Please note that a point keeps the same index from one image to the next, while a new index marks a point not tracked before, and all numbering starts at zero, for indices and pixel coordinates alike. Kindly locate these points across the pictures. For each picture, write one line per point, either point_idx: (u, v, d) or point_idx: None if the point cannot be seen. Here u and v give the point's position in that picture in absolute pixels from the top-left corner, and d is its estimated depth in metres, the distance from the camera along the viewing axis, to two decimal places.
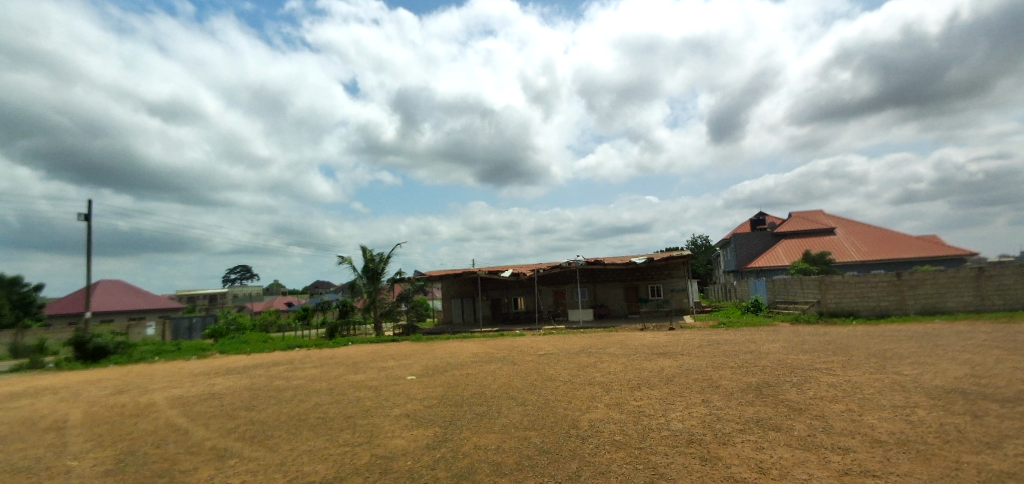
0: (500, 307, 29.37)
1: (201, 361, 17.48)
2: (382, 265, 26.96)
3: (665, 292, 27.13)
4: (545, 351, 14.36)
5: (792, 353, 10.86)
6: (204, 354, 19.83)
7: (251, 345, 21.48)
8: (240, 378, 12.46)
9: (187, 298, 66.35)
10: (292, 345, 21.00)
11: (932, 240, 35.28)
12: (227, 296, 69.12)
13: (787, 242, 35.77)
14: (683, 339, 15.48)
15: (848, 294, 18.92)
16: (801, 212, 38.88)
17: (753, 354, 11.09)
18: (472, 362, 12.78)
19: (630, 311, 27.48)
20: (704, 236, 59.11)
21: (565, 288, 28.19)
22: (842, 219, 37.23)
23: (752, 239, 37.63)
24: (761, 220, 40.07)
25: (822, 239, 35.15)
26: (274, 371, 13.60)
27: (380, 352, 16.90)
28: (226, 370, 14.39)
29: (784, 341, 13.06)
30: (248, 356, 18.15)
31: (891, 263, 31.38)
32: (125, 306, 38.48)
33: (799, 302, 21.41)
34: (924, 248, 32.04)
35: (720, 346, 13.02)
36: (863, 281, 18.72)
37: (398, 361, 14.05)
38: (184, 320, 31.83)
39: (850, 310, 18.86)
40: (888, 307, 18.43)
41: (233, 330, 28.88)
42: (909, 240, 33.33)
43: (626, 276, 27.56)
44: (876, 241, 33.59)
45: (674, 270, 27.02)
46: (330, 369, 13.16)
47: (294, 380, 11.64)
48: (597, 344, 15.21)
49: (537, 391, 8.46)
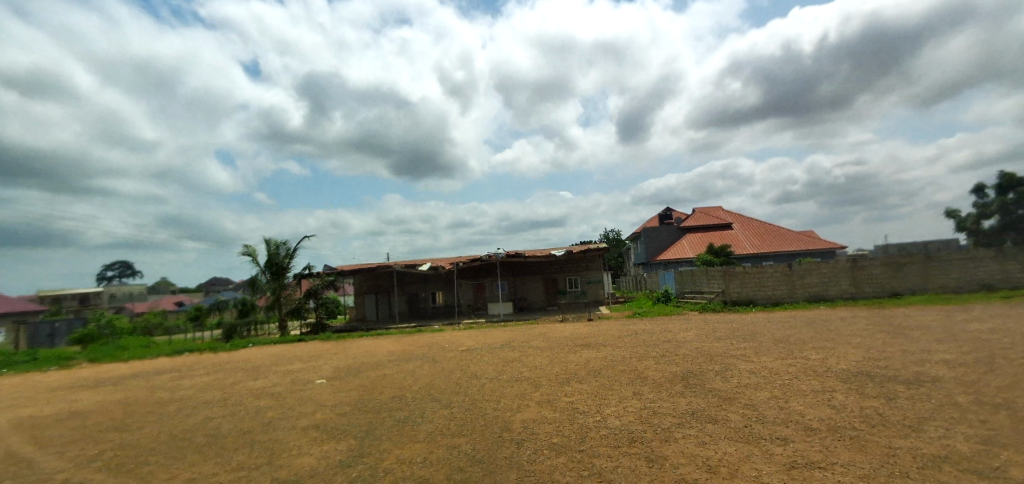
0: (418, 302, 28.39)
1: (64, 372, 15.01)
2: (288, 259, 24.93)
3: (582, 285, 27.68)
4: (467, 347, 13.87)
5: (707, 340, 11.27)
6: (68, 363, 17.08)
7: (130, 351, 18.89)
8: (113, 391, 10.72)
9: (51, 299, 57.86)
10: (180, 350, 18.74)
11: (811, 234, 39.23)
12: (102, 296, 61.23)
13: (692, 235, 38.06)
14: (602, 330, 15.72)
15: (748, 284, 20.28)
16: (703, 207, 41.57)
17: (671, 343, 11.38)
18: (389, 361, 11.99)
19: (549, 303, 27.75)
20: (616, 230, 61.65)
21: (484, 282, 27.83)
22: (737, 215, 40.28)
23: (661, 233, 39.63)
24: (668, 215, 42.37)
25: (721, 233, 37.78)
26: (156, 380, 11.91)
27: (286, 354, 15.51)
28: (95, 382, 12.39)
29: (696, 330, 13.62)
30: (125, 365, 15.87)
31: (780, 255, 34.40)
32: None
33: (705, 291, 22.68)
34: (806, 242, 35.47)
35: (639, 336, 13.29)
36: (761, 271, 20.13)
37: (307, 363, 12.90)
38: (44, 324, 27.51)
39: (750, 299, 20.24)
40: (781, 295, 19.98)
41: (108, 334, 25.41)
42: (793, 234, 36.76)
43: (544, 269, 27.73)
44: (767, 235, 36.68)
45: (590, 263, 27.62)
46: (225, 376, 11.73)
47: (180, 390, 10.18)
48: (519, 337, 14.99)
49: (462, 391, 7.96)
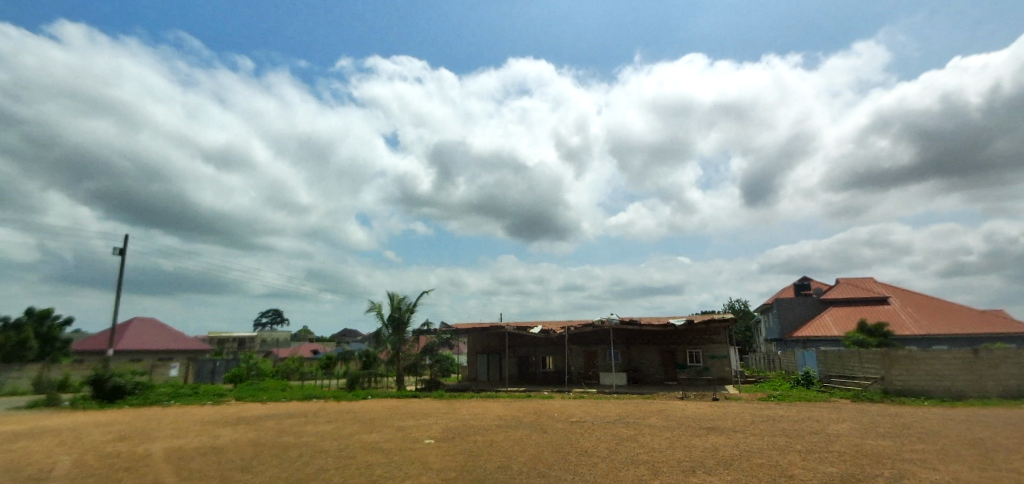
0: (528, 366, 27.97)
1: (215, 408, 16.80)
2: (408, 316, 26.21)
3: (705, 359, 25.34)
4: (578, 419, 13.09)
5: (867, 436, 9.39)
6: (220, 400, 19.15)
7: (268, 393, 20.75)
8: (248, 431, 11.64)
9: (217, 340, 66.88)
10: (310, 395, 20.16)
11: (998, 314, 32.42)
12: (256, 341, 69.46)
13: (836, 310, 33.51)
14: (730, 412, 13.97)
15: (916, 371, 17.00)
16: (850, 277, 36.70)
17: (820, 436, 9.64)
18: (496, 426, 11.65)
19: (667, 377, 25.68)
20: (744, 301, 56.68)
21: (596, 349, 26.73)
22: (894, 288, 34.85)
23: (797, 306, 35.48)
24: (805, 285, 38.01)
25: (874, 308, 32.79)
26: (286, 424, 12.74)
27: (399, 409, 15.89)
28: (238, 420, 13.61)
29: (851, 422, 11.48)
30: (263, 406, 17.36)
31: (955, 338, 28.72)
32: (156, 345, 38.82)
33: (858, 377, 19.45)
34: (991, 323, 29.32)
35: (776, 423, 11.54)
36: (933, 357, 16.81)
37: (417, 420, 13.02)
38: (208, 363, 31.59)
39: (920, 390, 16.88)
40: (964, 389, 16.37)
41: (254, 375, 28.35)
42: (972, 313, 30.66)
43: (662, 339, 25.96)
44: (935, 313, 31.06)
45: (714, 335, 25.33)
46: (344, 426, 12.21)
47: (304, 436, 10.72)
48: (633, 413, 13.84)
49: (572, 469, 7.35)
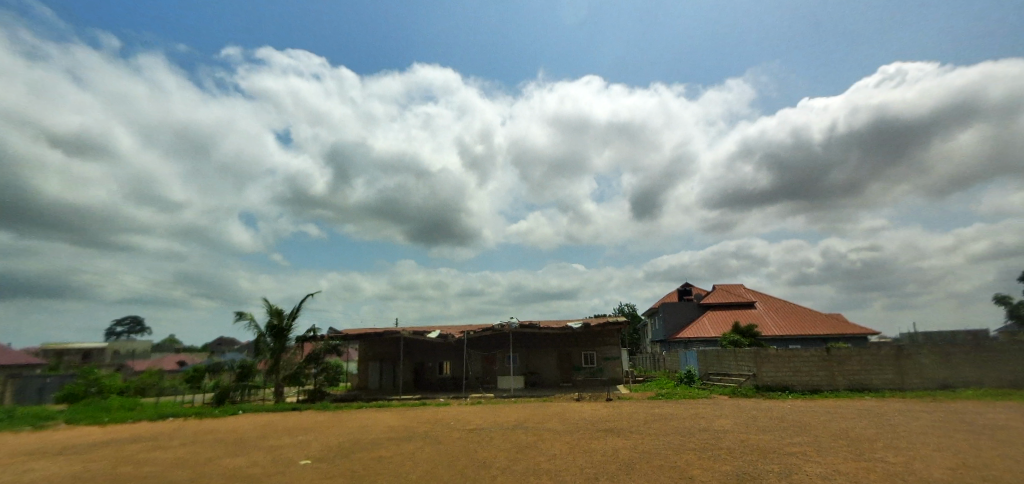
0: (424, 373, 26.84)
1: (34, 435, 13.75)
2: (291, 322, 23.90)
3: (598, 361, 26.07)
4: (475, 426, 12.45)
5: (750, 432, 9.83)
6: (42, 424, 15.81)
7: (111, 413, 17.57)
8: (73, 463, 9.48)
9: (55, 352, 56.85)
10: (165, 414, 17.41)
11: (839, 318, 37.23)
12: (106, 353, 60.17)
13: (713, 314, 36.48)
14: (624, 412, 14.20)
15: (782, 368, 18.69)
16: (724, 284, 40.16)
17: (709, 433, 9.91)
18: (387, 440, 10.66)
19: (563, 380, 25.98)
20: (631, 306, 60.20)
21: (495, 353, 26.35)
22: (760, 294, 38.73)
23: (680, 309, 38.10)
24: (687, 291, 40.98)
25: (744, 312, 36.16)
26: (126, 451, 10.61)
27: (275, 425, 14.15)
28: (61, 449, 11.13)
29: (733, 418, 12.11)
30: (101, 429, 14.58)
31: (808, 339, 32.49)
32: None
33: (733, 374, 21.04)
34: (835, 325, 33.63)
35: (667, 422, 11.84)
36: (796, 355, 18.59)
37: (294, 437, 11.57)
38: (34, 379, 26.44)
39: (785, 385, 18.56)
40: (819, 383, 18.28)
41: (96, 393, 24.15)
42: (820, 317, 34.91)
43: (559, 343, 26.25)
44: (792, 316, 34.94)
45: (608, 338, 26.15)
46: (203, 450, 10.43)
47: (146, 466, 8.90)
48: (532, 418, 13.54)
49: None
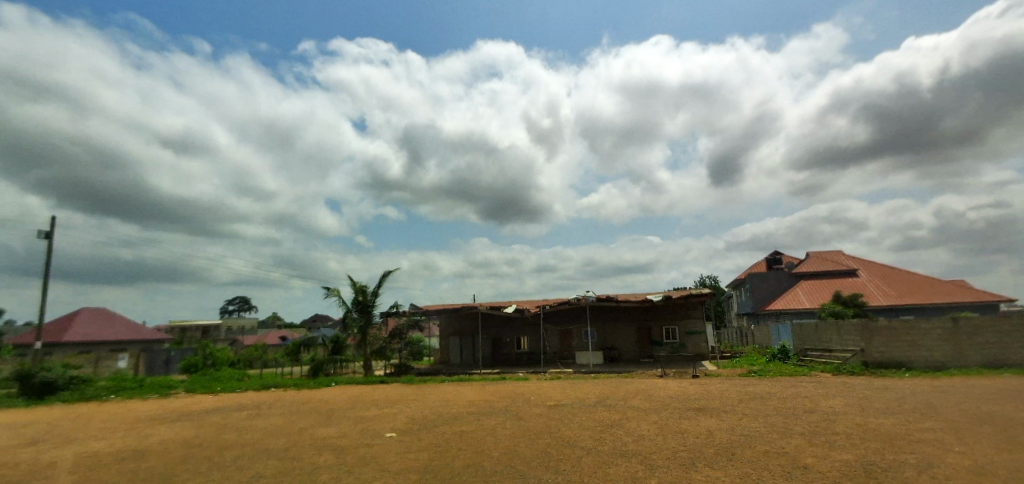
0: (502, 347, 27.08)
1: (159, 402, 15.28)
2: (375, 298, 24.87)
3: (681, 336, 24.92)
4: (555, 402, 12.19)
5: (868, 413, 8.73)
6: (166, 393, 17.57)
7: (222, 384, 19.22)
8: (187, 429, 10.32)
9: (179, 329, 63.97)
10: (267, 385, 18.77)
11: (961, 285, 33.00)
12: (220, 329, 66.80)
13: (808, 284, 33.69)
14: (715, 390, 13.33)
15: (897, 342, 16.77)
16: (820, 251, 36.89)
17: (817, 415, 8.93)
18: (468, 414, 10.66)
19: (644, 355, 25.14)
20: (713, 279, 57.43)
21: (572, 328, 25.99)
22: (863, 261, 35.18)
23: (770, 280, 35.55)
24: (778, 260, 38.13)
25: (845, 281, 33.03)
26: (231, 419, 11.41)
27: (363, 397, 14.74)
28: (178, 416, 12.22)
29: (842, 397, 10.90)
30: (213, 398, 15.94)
31: (923, 309, 29.14)
32: (110, 335, 36.53)
33: (836, 350, 19.25)
34: (957, 293, 29.87)
35: (766, 401, 10.89)
36: (913, 327, 16.59)
37: (380, 409, 11.92)
38: (161, 353, 29.69)
39: (900, 361, 16.68)
40: (943, 359, 16.21)
41: (211, 365, 26.68)
42: (937, 284, 31.14)
43: (639, 317, 25.37)
44: (903, 285, 31.45)
45: (691, 311, 24.89)
46: (297, 420, 10.97)
47: (246, 434, 9.45)
48: (615, 394, 13.06)
49: (552, 466, 6.34)
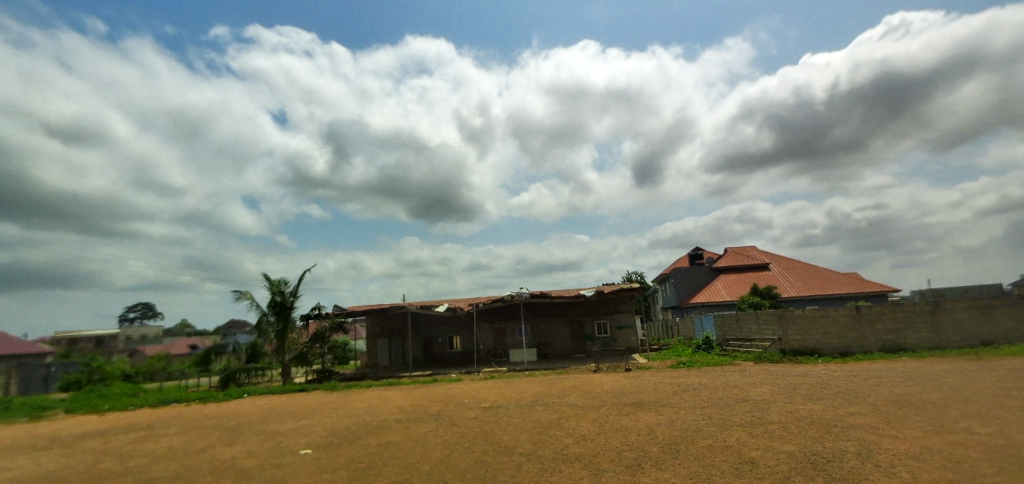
0: (433, 348, 26.16)
1: (27, 427, 13.03)
2: (293, 300, 23.09)
3: (612, 330, 25.25)
4: (490, 403, 11.62)
5: (797, 401, 8.90)
6: (40, 415, 15.13)
7: (111, 401, 16.86)
8: (56, 459, 8.68)
9: (67, 340, 56.97)
10: (167, 400, 16.73)
11: (857, 276, 36.14)
12: (118, 339, 60.29)
13: (727, 277, 35.50)
14: (648, 383, 13.35)
15: (809, 329, 17.79)
16: (736, 246, 39.04)
17: (750, 404, 8.99)
18: (397, 422, 9.82)
19: (577, 351, 25.22)
20: (638, 274, 59.64)
21: (506, 326, 25.58)
22: (773, 255, 37.66)
23: (693, 274, 37.11)
24: (698, 255, 39.94)
25: (758, 274, 35.15)
26: (115, 443, 9.82)
27: (280, 409, 13.39)
28: (47, 443, 10.36)
29: (770, 386, 11.18)
30: (98, 419, 13.85)
31: (827, 299, 31.53)
32: None
33: (755, 339, 20.17)
34: (854, 284, 32.60)
35: (699, 392, 10.96)
36: (824, 315, 17.65)
37: (298, 422, 10.79)
38: (39, 369, 25.95)
39: (813, 348, 17.67)
40: (849, 344, 17.36)
41: (98, 381, 23.59)
42: (837, 276, 33.86)
43: (571, 312, 25.42)
44: (809, 277, 33.92)
45: (621, 305, 25.29)
46: (197, 439, 9.62)
47: (130, 460, 8.06)
48: (550, 392, 12.72)
49: (489, 478, 5.71)
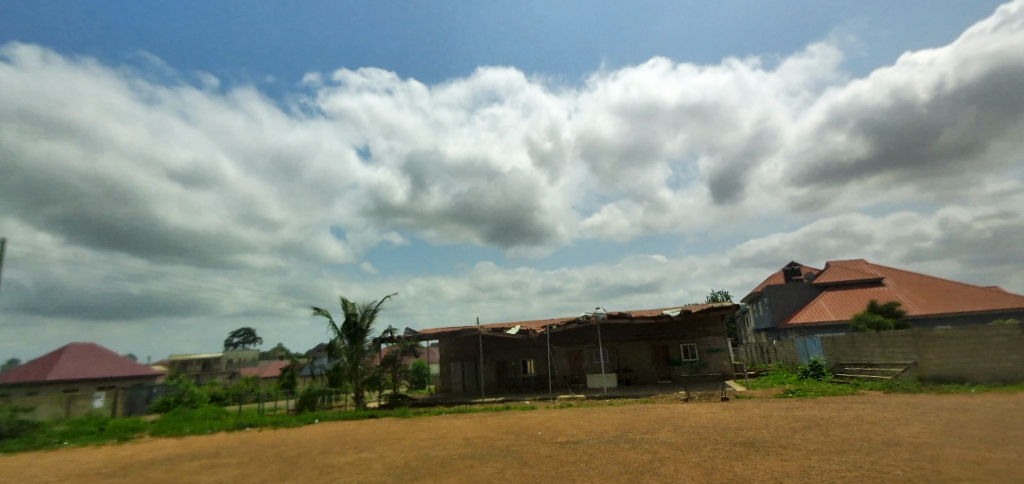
0: (506, 372, 24.97)
1: (112, 450, 13.30)
2: (367, 323, 23.01)
3: (700, 354, 22.80)
4: (567, 437, 10.16)
5: (976, 449, 6.68)
6: (128, 437, 15.59)
7: (193, 424, 17.15)
8: None
9: (180, 364, 61.79)
10: (243, 424, 16.72)
11: (996, 290, 30.76)
12: (222, 362, 64.78)
13: (832, 294, 31.54)
14: (755, 417, 11.29)
15: (954, 353, 14.74)
16: (840, 259, 34.78)
17: (907, 450, 6.92)
18: (462, 459, 8.66)
19: (661, 377, 23.00)
20: (724, 294, 55.53)
21: (582, 349, 23.90)
22: (886, 268, 33.11)
23: (790, 292, 33.38)
24: (795, 270, 36.03)
25: (870, 291, 30.92)
26: (176, 472, 9.42)
27: (345, 437, 12.68)
28: (117, 469, 10.21)
29: (922, 424, 8.85)
30: (175, 443, 13.92)
31: (960, 317, 26.90)
32: (101, 374, 34.54)
33: (881, 364, 17.18)
34: (995, 299, 27.58)
35: (827, 431, 8.86)
36: (973, 335, 14.51)
37: (357, 455, 9.94)
38: (142, 391, 27.67)
39: (962, 375, 14.56)
40: (1012, 371, 14.04)
41: (187, 403, 24.59)
42: (971, 291, 28.93)
43: (654, 334, 23.31)
44: (935, 292, 29.24)
45: (710, 326, 22.82)
46: (252, 473, 8.96)
47: None
48: (637, 426, 11.05)
49: None
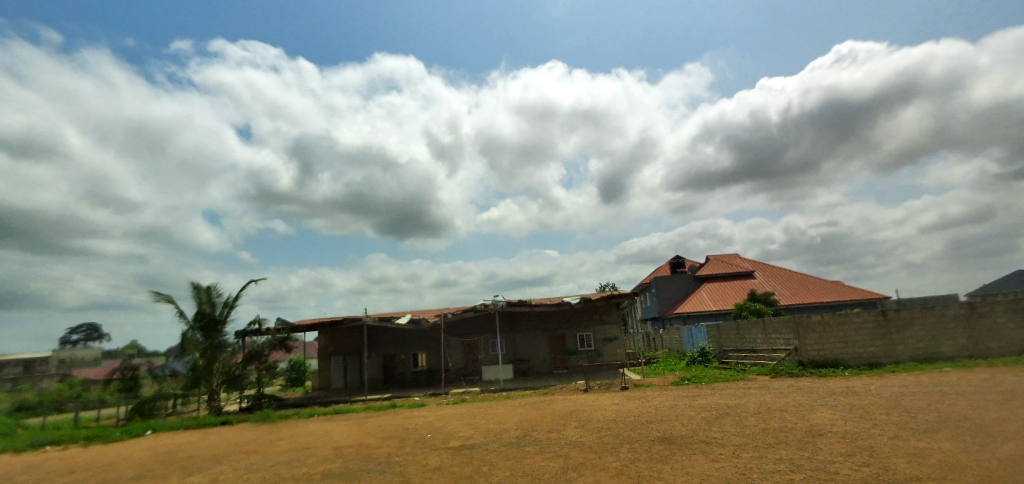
0: (395, 366, 22.82)
1: None
2: (225, 312, 19.65)
3: (595, 343, 22.52)
4: (461, 442, 8.58)
5: (902, 439, 6.16)
6: None
7: None
8: None
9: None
10: (40, 441, 12.92)
11: (842, 284, 34.54)
12: (51, 362, 54.16)
13: (711, 286, 33.39)
14: (662, 407, 10.59)
15: (830, 338, 15.48)
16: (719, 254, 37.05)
17: (838, 442, 6.26)
18: (325, 480, 6.71)
19: (556, 367, 22.36)
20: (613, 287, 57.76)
21: (477, 340, 22.52)
22: (757, 263, 35.82)
23: (675, 283, 34.84)
24: (680, 263, 37.82)
25: (743, 283, 33.19)
26: None
27: (177, 454, 9.94)
28: None
29: (831, 411, 8.53)
30: None
31: (817, 306, 29.65)
32: None
33: (763, 351, 17.83)
34: (843, 292, 30.81)
35: (742, 422, 8.21)
36: (845, 321, 15.31)
37: (183, 480, 7.52)
38: None
39: (835, 359, 15.38)
40: (876, 355, 15.02)
41: None
42: (825, 284, 32.09)
43: (551, 324, 22.60)
44: (797, 285, 32.03)
45: (606, 315, 22.60)
46: None
47: None
48: (542, 423, 9.81)
49: None
